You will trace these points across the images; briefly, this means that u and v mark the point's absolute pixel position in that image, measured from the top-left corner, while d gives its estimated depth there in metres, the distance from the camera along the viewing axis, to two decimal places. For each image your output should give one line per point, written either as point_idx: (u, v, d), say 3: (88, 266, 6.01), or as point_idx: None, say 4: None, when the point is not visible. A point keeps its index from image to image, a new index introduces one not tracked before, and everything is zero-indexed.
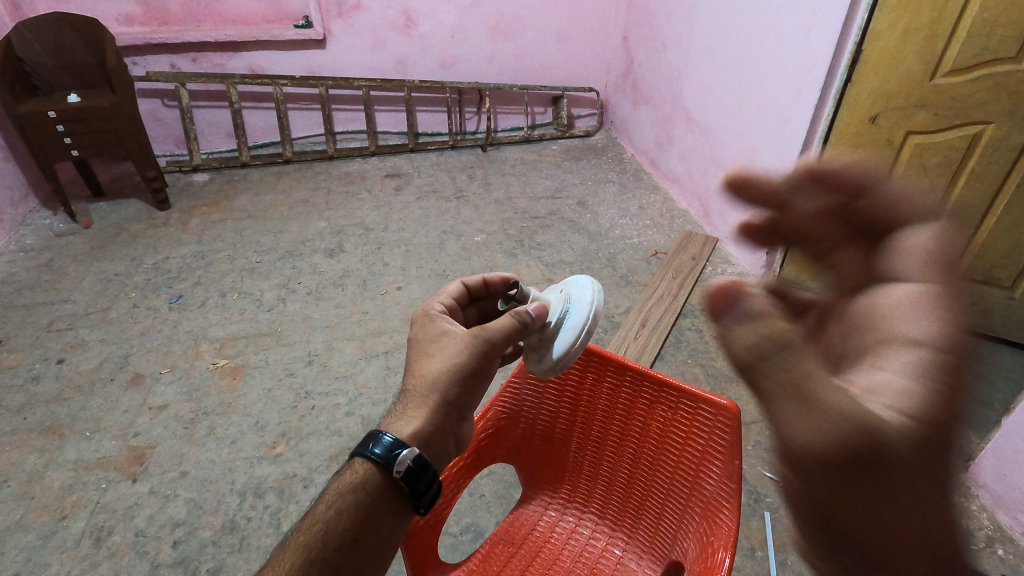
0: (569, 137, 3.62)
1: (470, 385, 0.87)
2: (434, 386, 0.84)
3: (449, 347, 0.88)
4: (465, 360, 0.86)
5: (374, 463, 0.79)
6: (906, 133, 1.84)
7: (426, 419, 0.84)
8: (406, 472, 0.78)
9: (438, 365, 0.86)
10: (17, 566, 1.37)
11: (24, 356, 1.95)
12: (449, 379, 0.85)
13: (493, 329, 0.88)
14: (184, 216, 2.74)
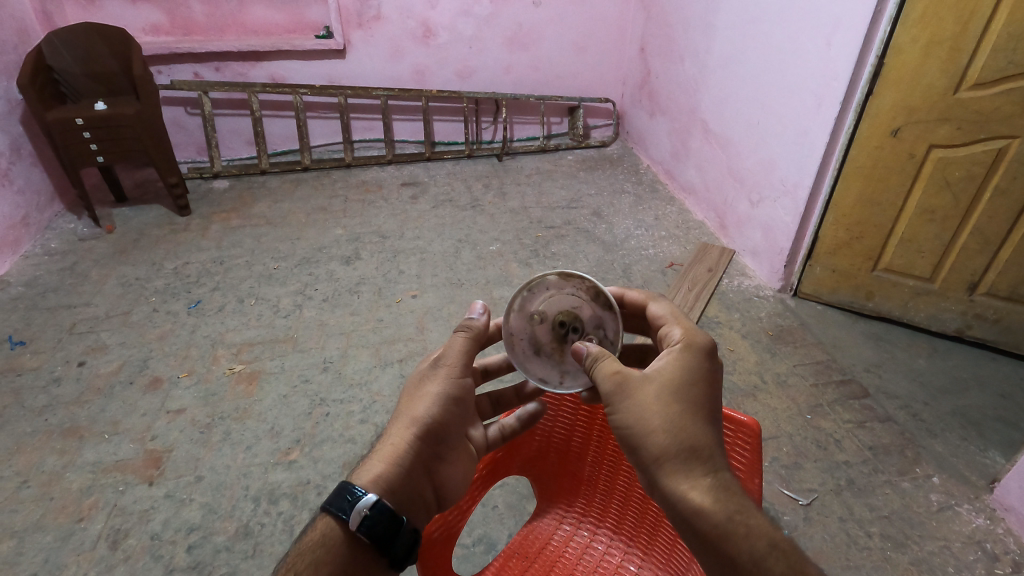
0: (585, 147, 3.62)
1: (449, 410, 0.95)
2: (409, 424, 0.91)
3: (422, 387, 0.95)
4: (439, 390, 0.94)
5: (336, 518, 0.79)
6: (929, 147, 1.82)
7: (401, 460, 0.89)
8: (366, 522, 0.78)
9: (417, 406, 0.93)
10: (35, 567, 1.38)
11: (46, 358, 1.98)
12: (427, 413, 0.92)
13: (460, 358, 0.97)
14: (204, 222, 2.78)
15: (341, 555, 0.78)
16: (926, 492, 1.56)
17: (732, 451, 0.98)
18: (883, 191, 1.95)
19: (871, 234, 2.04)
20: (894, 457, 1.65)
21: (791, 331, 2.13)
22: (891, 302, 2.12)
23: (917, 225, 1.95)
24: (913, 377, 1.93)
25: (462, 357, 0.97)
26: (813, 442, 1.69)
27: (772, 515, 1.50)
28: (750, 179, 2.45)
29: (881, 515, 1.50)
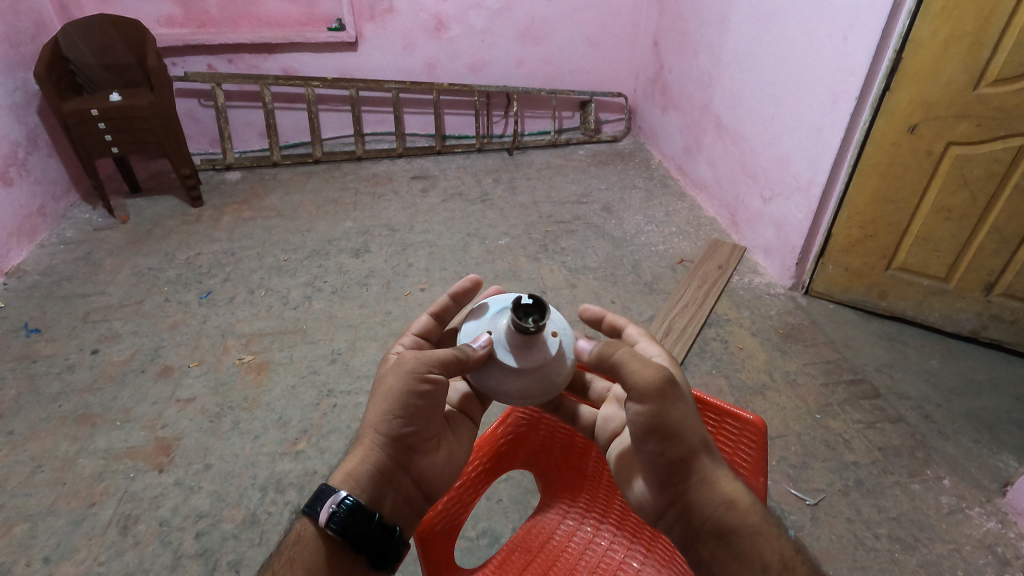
0: (596, 142, 3.60)
1: (413, 407, 0.88)
2: (373, 424, 0.88)
3: (385, 381, 0.89)
4: (399, 388, 0.87)
5: (310, 517, 0.83)
6: (947, 143, 1.78)
7: (369, 460, 0.88)
8: (336, 518, 0.81)
9: (379, 404, 0.88)
10: (47, 550, 1.41)
11: (60, 345, 2.01)
12: (389, 412, 0.87)
13: (428, 354, 0.88)
14: (216, 213, 2.81)
15: (319, 550, 0.82)
16: (936, 494, 1.54)
17: (737, 450, 0.97)
18: (899, 189, 1.92)
19: (886, 232, 2.01)
20: (905, 458, 1.63)
21: (802, 330, 2.10)
22: (904, 302, 2.09)
23: (933, 223, 1.92)
24: (926, 378, 1.91)
25: (432, 356, 0.88)
26: (822, 442, 1.68)
27: (778, 514, 1.49)
28: (763, 176, 2.42)
29: (890, 516, 1.48)
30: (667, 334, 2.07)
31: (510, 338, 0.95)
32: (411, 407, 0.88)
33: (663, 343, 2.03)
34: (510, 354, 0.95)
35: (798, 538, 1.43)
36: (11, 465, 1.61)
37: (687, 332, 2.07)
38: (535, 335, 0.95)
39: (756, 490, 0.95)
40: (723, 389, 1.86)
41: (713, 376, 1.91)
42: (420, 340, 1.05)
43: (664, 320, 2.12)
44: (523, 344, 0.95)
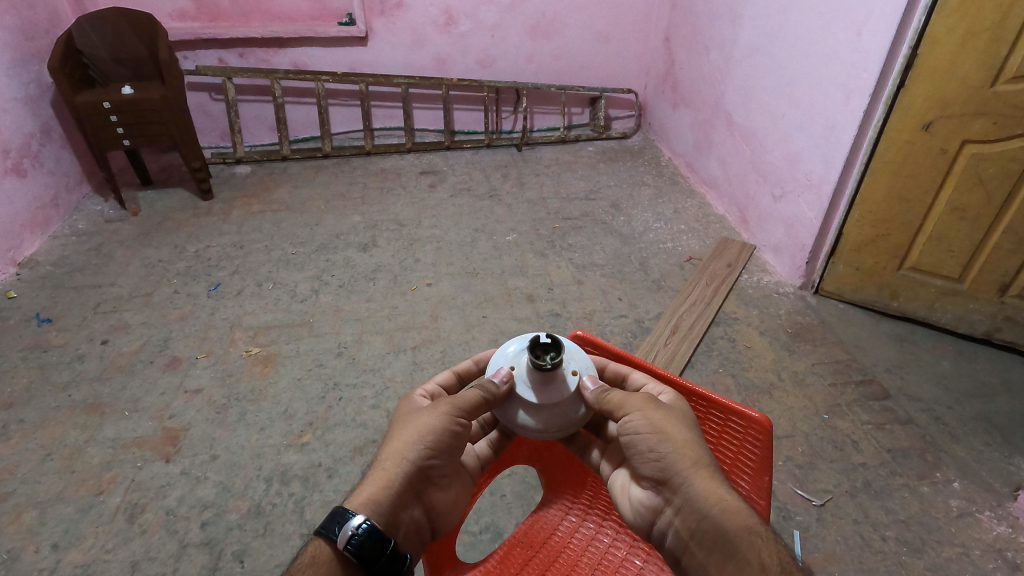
0: (606, 139, 3.58)
1: (444, 443, 0.91)
2: (401, 454, 0.89)
3: (417, 416, 0.92)
4: (435, 426, 0.91)
5: (327, 539, 0.80)
6: (963, 142, 1.75)
7: (392, 487, 0.87)
8: (355, 542, 0.79)
9: (410, 435, 0.90)
10: (56, 537, 1.43)
11: (71, 335, 2.04)
12: (420, 445, 0.89)
13: (460, 398, 0.94)
14: (226, 207, 2.82)
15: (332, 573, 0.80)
16: (946, 497, 1.52)
17: (741, 448, 0.95)
18: (912, 188, 1.89)
19: (898, 231, 1.98)
20: (914, 460, 1.61)
21: (811, 329, 2.08)
22: (916, 302, 2.07)
23: (946, 223, 1.89)
24: (937, 380, 1.88)
25: (464, 402, 0.94)
26: (830, 443, 1.66)
27: (783, 515, 1.47)
28: (774, 173, 2.39)
29: (898, 518, 1.47)
30: (674, 333, 2.05)
31: (530, 373, 0.99)
32: (441, 444, 0.91)
33: (670, 341, 2.02)
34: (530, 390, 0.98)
35: (804, 539, 1.42)
36: (21, 452, 1.63)
37: (694, 330, 2.06)
38: (552, 372, 0.98)
39: (761, 488, 0.93)
40: (730, 388, 1.85)
41: (720, 375, 1.89)
42: (441, 392, 1.03)
43: (671, 318, 2.11)
44: (540, 380, 0.98)
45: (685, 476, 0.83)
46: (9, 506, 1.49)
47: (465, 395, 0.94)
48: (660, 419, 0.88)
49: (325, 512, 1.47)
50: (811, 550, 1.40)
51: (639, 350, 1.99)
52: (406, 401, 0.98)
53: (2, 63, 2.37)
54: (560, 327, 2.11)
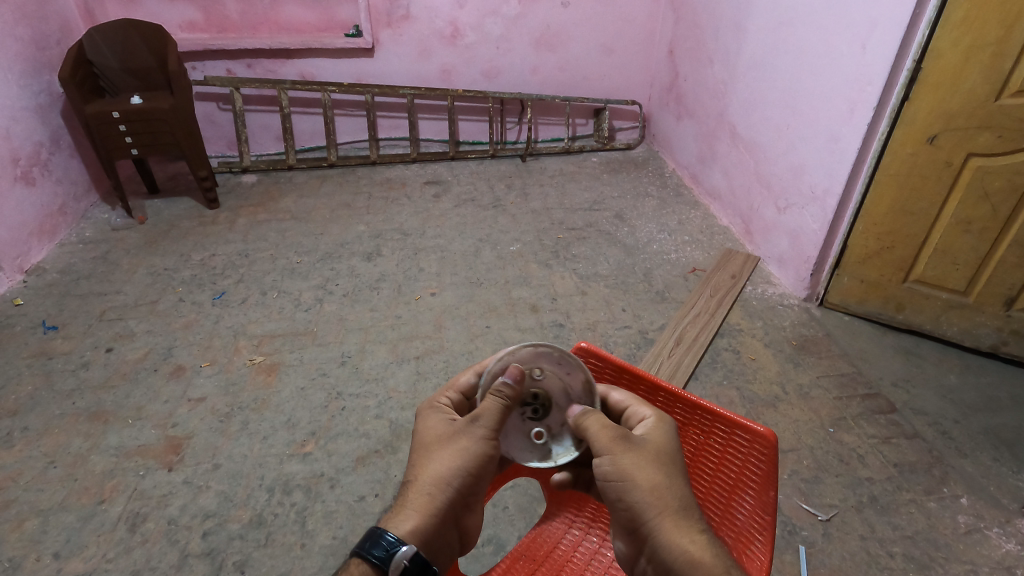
0: (610, 150, 3.59)
1: (482, 468, 0.87)
2: (440, 477, 0.85)
3: (454, 438, 0.87)
4: (474, 450, 0.86)
5: (371, 563, 0.77)
6: (968, 155, 1.75)
7: (432, 512, 0.84)
8: (404, 571, 0.77)
9: (448, 459, 0.86)
10: (58, 545, 1.42)
11: (76, 343, 2.04)
12: (460, 470, 0.85)
13: (489, 414, 0.87)
14: (231, 215, 2.84)
15: None
16: (953, 513, 1.50)
17: (746, 463, 0.93)
18: (917, 201, 1.89)
19: (903, 244, 1.98)
20: (921, 475, 1.59)
21: (815, 342, 2.07)
22: (922, 315, 2.06)
23: (951, 235, 1.88)
24: (942, 394, 1.87)
25: (494, 418, 0.87)
26: (835, 457, 1.65)
27: (789, 529, 1.46)
28: (778, 185, 2.39)
29: (905, 534, 1.45)
30: (678, 344, 2.05)
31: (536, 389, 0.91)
32: (480, 467, 0.87)
33: (674, 353, 2.01)
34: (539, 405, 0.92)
35: (809, 555, 1.40)
36: (25, 459, 1.63)
37: (698, 342, 2.05)
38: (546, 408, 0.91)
39: (766, 505, 0.91)
40: (734, 400, 1.84)
41: (724, 388, 1.88)
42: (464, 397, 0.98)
43: (675, 329, 2.11)
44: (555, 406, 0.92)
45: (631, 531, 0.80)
46: (11, 514, 1.49)
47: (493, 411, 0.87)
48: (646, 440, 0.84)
49: (327, 522, 1.47)
50: (817, 566, 1.39)
51: (643, 361, 1.98)
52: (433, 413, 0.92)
53: (14, 73, 2.40)
54: (564, 338, 2.10)
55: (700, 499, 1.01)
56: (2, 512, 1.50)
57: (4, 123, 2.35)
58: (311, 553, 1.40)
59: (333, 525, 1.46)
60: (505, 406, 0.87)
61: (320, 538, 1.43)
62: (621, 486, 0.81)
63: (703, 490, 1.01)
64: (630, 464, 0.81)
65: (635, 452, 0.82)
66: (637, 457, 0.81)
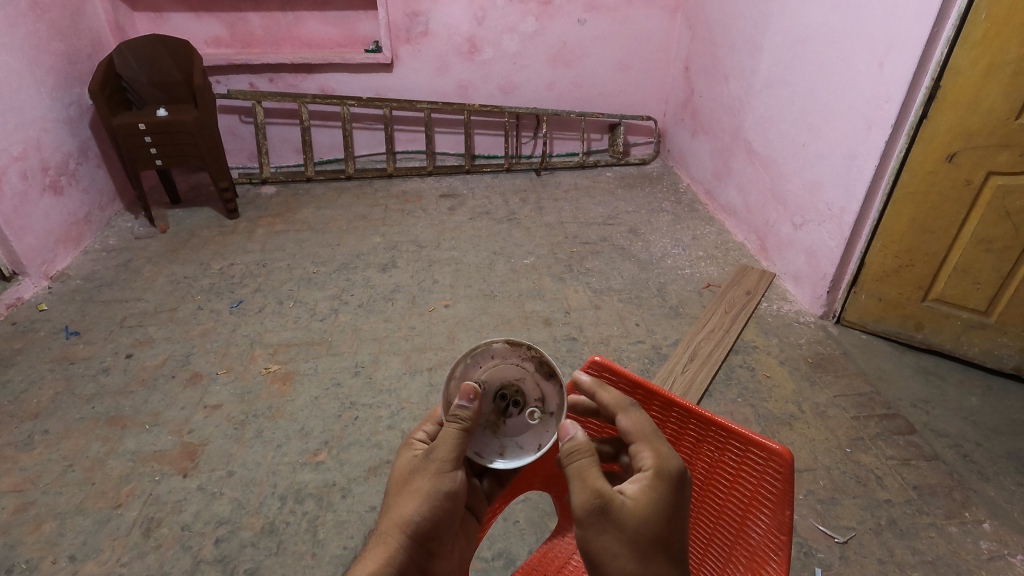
0: (625, 164, 3.60)
1: (441, 511, 0.84)
2: (399, 524, 0.82)
3: (413, 481, 0.84)
4: (432, 490, 0.83)
5: None
6: (988, 173, 1.74)
7: (393, 561, 0.81)
8: None
9: (407, 504, 0.83)
10: (74, 548, 1.44)
11: (97, 349, 2.08)
12: (418, 514, 0.82)
13: (441, 447, 0.83)
14: (250, 226, 2.89)
15: None
16: (975, 538, 1.46)
17: (761, 481, 0.92)
18: (935, 219, 1.87)
19: (922, 262, 1.96)
20: (942, 499, 1.56)
21: (832, 360, 2.05)
22: (942, 334, 2.02)
23: (973, 254, 1.86)
24: (964, 416, 1.83)
25: (447, 447, 0.83)
26: (853, 478, 1.62)
27: (804, 551, 1.43)
28: (794, 202, 2.38)
29: (925, 559, 1.42)
30: (692, 359, 2.04)
31: (498, 378, 0.88)
32: (442, 497, 0.84)
33: (687, 368, 2.00)
34: (507, 392, 0.88)
35: None
36: (44, 462, 1.66)
37: (712, 358, 2.04)
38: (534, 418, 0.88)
39: (781, 524, 0.89)
40: (748, 418, 1.82)
41: (738, 405, 1.87)
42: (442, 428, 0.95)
43: (689, 345, 2.09)
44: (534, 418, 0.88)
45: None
46: (30, 516, 1.52)
47: (445, 438, 0.83)
48: (644, 503, 0.76)
49: (338, 532, 1.47)
50: None
51: (656, 377, 1.98)
52: (403, 458, 0.89)
53: (46, 85, 2.48)
54: (577, 352, 2.10)
55: (713, 516, 0.99)
56: (21, 514, 1.52)
57: (35, 135, 2.42)
58: (322, 563, 1.40)
59: (343, 535, 1.46)
60: (462, 434, 0.82)
61: (331, 548, 1.43)
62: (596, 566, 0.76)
63: (717, 508, 0.99)
64: (607, 547, 0.74)
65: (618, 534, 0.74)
66: (619, 537, 0.74)
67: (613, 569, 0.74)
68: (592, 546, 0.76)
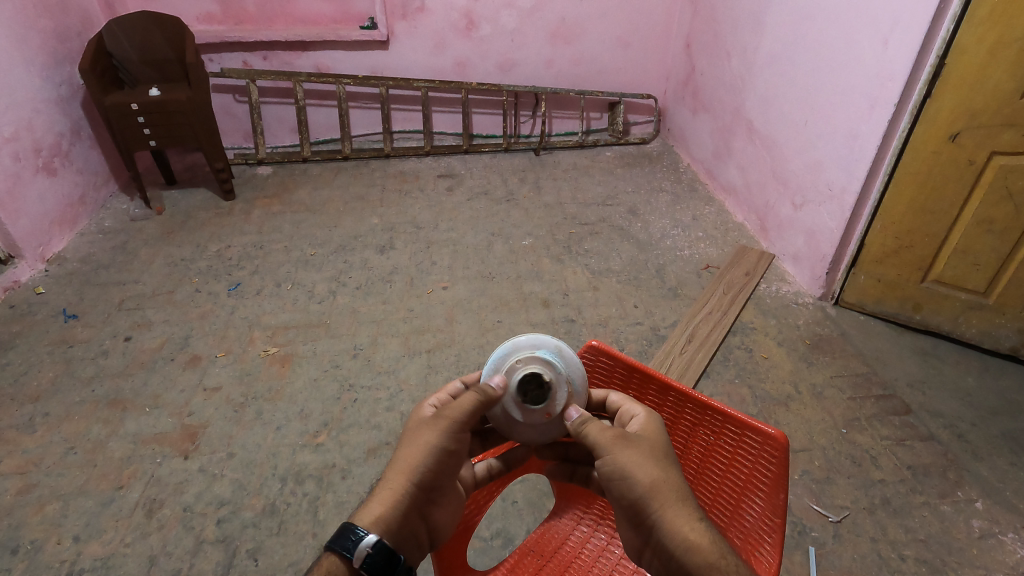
0: (624, 144, 3.56)
1: (443, 463, 0.87)
2: (404, 473, 0.84)
3: (420, 434, 0.87)
4: (438, 445, 0.86)
5: (337, 556, 0.78)
6: (991, 153, 1.72)
7: (399, 506, 0.83)
8: (368, 560, 0.77)
9: (414, 454, 0.85)
10: (77, 529, 1.45)
11: (96, 331, 2.09)
12: (424, 466, 0.85)
13: (457, 406, 0.89)
14: (247, 206, 2.87)
15: None
16: (968, 517, 1.48)
17: (756, 465, 0.92)
18: (936, 200, 1.86)
19: (921, 243, 1.95)
20: (936, 478, 1.57)
21: (830, 340, 2.06)
22: (940, 316, 2.03)
23: (973, 235, 1.85)
24: (959, 396, 1.84)
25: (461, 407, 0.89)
26: (847, 457, 1.63)
27: (798, 530, 1.45)
28: (795, 182, 2.36)
29: (917, 537, 1.43)
30: (690, 341, 2.04)
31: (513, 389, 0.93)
32: (449, 450, 0.87)
33: (685, 349, 2.00)
34: (511, 408, 0.93)
35: (819, 556, 1.39)
36: (46, 445, 1.67)
37: (710, 339, 2.05)
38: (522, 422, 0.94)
39: (775, 508, 0.89)
40: (745, 399, 1.83)
41: (735, 386, 1.88)
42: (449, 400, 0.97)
43: (687, 326, 2.10)
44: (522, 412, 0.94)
45: (645, 493, 0.78)
46: (33, 497, 1.53)
47: (462, 399, 0.89)
48: (631, 456, 0.81)
49: (338, 512, 1.48)
50: (826, 566, 1.38)
51: (654, 358, 1.98)
52: (415, 414, 0.92)
53: (36, 65, 2.44)
54: (575, 334, 2.10)
55: (708, 501, 1.00)
56: (24, 496, 1.53)
57: (27, 116, 2.39)
58: (323, 542, 1.41)
59: (344, 515, 1.48)
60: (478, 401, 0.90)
61: (331, 527, 1.45)
62: (623, 483, 0.80)
63: (711, 492, 0.99)
64: (629, 461, 0.80)
65: (640, 445, 0.83)
66: (642, 453, 0.82)
67: (645, 475, 0.79)
68: (622, 462, 0.80)
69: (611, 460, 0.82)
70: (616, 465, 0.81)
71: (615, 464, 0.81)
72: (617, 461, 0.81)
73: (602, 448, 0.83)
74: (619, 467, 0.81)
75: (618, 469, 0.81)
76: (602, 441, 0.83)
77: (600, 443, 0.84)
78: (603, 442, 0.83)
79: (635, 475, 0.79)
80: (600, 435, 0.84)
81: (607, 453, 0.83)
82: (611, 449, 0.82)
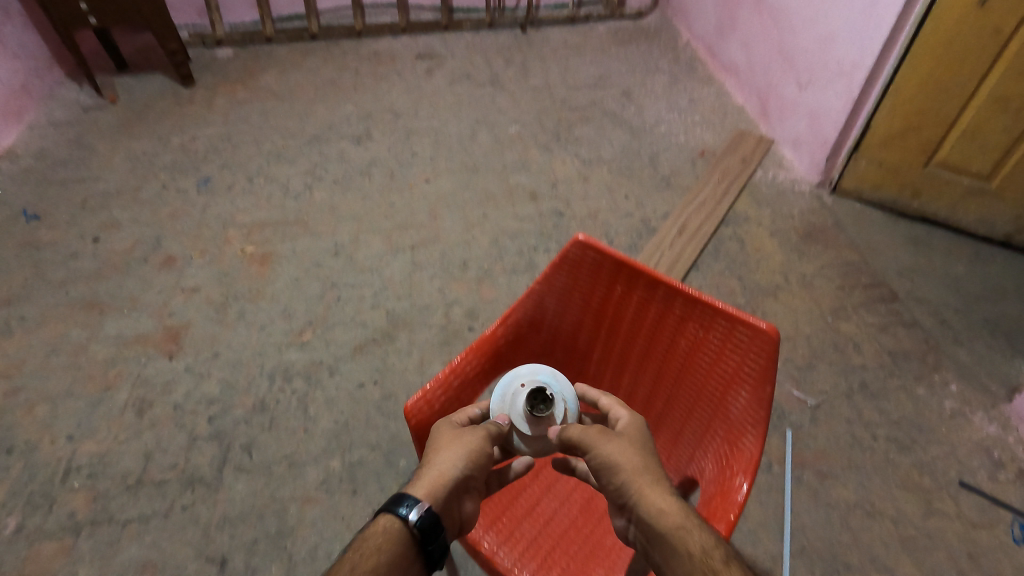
0: (620, 17, 3.25)
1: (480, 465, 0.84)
2: (452, 459, 0.80)
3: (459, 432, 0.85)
4: (477, 441, 0.84)
5: (392, 515, 0.74)
6: (1021, 21, 1.56)
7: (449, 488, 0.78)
8: (426, 519, 0.73)
9: (452, 447, 0.82)
10: (70, 429, 1.47)
11: (62, 232, 1.99)
12: (468, 458, 0.81)
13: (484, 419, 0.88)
14: (209, 94, 2.64)
15: (405, 554, 0.73)
16: (941, 399, 1.53)
17: (744, 359, 0.86)
18: (954, 77, 1.72)
19: (930, 125, 1.84)
20: (914, 364, 1.61)
21: (824, 230, 2.01)
22: (938, 202, 1.97)
23: (986, 115, 1.74)
24: (947, 284, 1.83)
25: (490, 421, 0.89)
26: (831, 345, 1.65)
27: (778, 415, 1.48)
28: (802, 58, 2.17)
29: (891, 419, 1.48)
30: (681, 232, 1.99)
31: (523, 409, 0.91)
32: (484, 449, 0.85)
33: (676, 242, 1.95)
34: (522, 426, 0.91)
35: (796, 438, 1.44)
36: (27, 349, 1.65)
37: (702, 230, 1.99)
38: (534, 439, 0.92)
39: (761, 401, 0.83)
40: (735, 290, 1.81)
41: (725, 278, 1.85)
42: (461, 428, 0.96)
43: (679, 218, 2.03)
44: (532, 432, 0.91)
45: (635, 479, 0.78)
46: (21, 400, 1.53)
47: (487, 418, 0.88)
48: (617, 445, 0.81)
49: (327, 408, 1.50)
50: (802, 447, 1.43)
51: (644, 251, 1.94)
52: (445, 420, 0.89)
53: None
54: (563, 227, 2.03)
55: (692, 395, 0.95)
56: (12, 399, 1.53)
57: None
58: (315, 436, 1.44)
59: (333, 410, 1.49)
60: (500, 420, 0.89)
61: (322, 422, 1.47)
62: (610, 472, 0.80)
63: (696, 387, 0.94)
64: (613, 449, 0.81)
65: (624, 437, 0.83)
66: (626, 443, 0.82)
67: (631, 462, 0.79)
68: (608, 452, 0.81)
69: (599, 452, 0.82)
70: (604, 456, 0.81)
71: (604, 456, 0.81)
72: (606, 452, 0.81)
73: (588, 440, 0.83)
74: (608, 457, 0.80)
75: (606, 459, 0.80)
76: (588, 434, 0.84)
77: (585, 435, 0.84)
78: (589, 438, 0.83)
79: (626, 463, 0.79)
80: (587, 430, 0.84)
81: (594, 445, 0.82)
82: (599, 442, 0.82)
